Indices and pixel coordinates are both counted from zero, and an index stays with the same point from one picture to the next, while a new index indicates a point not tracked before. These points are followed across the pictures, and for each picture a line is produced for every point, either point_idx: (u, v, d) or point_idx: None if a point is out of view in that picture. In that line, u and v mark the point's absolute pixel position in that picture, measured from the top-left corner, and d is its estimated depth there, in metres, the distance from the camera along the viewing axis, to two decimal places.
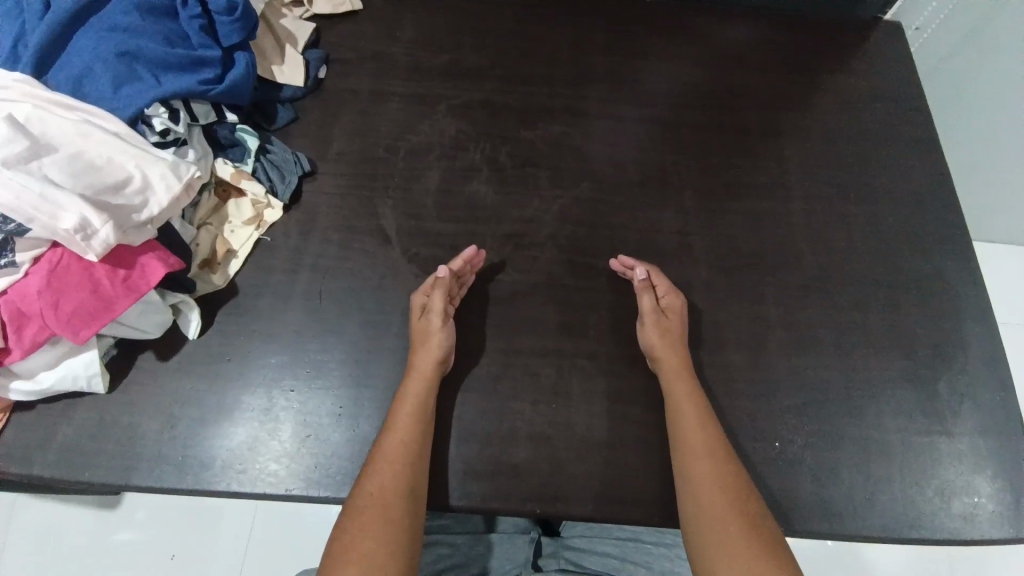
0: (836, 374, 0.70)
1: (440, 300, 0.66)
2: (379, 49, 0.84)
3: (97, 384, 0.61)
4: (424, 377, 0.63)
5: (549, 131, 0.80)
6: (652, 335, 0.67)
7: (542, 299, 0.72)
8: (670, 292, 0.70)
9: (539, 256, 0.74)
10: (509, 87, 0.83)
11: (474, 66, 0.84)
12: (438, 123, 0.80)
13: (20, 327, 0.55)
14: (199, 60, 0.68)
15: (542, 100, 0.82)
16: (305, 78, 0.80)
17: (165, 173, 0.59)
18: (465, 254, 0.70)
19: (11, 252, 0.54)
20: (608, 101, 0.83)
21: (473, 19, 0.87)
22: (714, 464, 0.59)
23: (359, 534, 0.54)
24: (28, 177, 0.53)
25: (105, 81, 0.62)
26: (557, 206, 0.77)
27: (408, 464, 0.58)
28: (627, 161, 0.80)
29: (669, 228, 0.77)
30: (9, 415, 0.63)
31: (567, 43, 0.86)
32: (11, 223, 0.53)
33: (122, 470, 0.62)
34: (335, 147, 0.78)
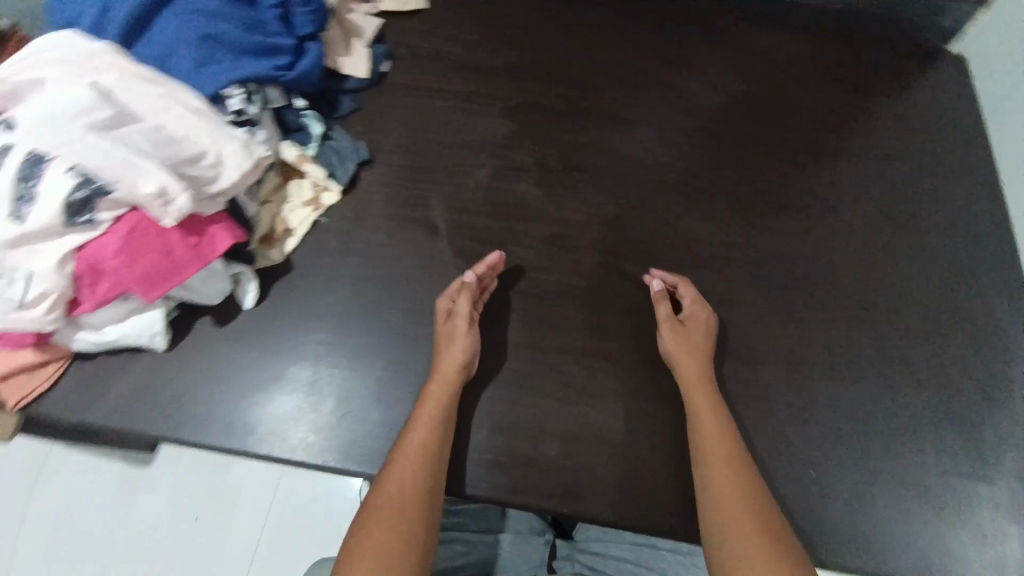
0: (873, 405, 0.70)
1: (466, 305, 0.67)
2: (440, 46, 0.87)
3: (158, 341, 0.65)
4: (448, 379, 0.65)
5: (599, 138, 0.82)
6: (674, 344, 0.67)
7: (580, 302, 0.73)
8: (698, 305, 0.70)
9: (581, 260, 0.75)
10: (563, 91, 0.84)
11: (527, 70, 0.86)
12: (492, 122, 0.82)
13: (94, 282, 0.57)
14: (276, 46, 0.71)
15: (591, 108, 0.84)
16: (369, 71, 0.83)
17: (237, 152, 0.63)
18: (488, 259, 0.71)
19: (93, 211, 0.56)
20: (660, 112, 0.84)
21: (530, 23, 0.89)
22: (729, 476, 0.59)
23: (376, 531, 0.55)
24: (116, 146, 0.56)
25: (189, 60, 0.67)
26: (602, 212, 0.78)
27: (428, 462, 0.60)
28: (676, 172, 0.80)
29: (714, 242, 0.77)
30: (70, 362, 0.67)
31: (624, 52, 0.87)
32: (95, 183, 0.55)
33: (174, 425, 0.65)
34: (392, 137, 0.81)
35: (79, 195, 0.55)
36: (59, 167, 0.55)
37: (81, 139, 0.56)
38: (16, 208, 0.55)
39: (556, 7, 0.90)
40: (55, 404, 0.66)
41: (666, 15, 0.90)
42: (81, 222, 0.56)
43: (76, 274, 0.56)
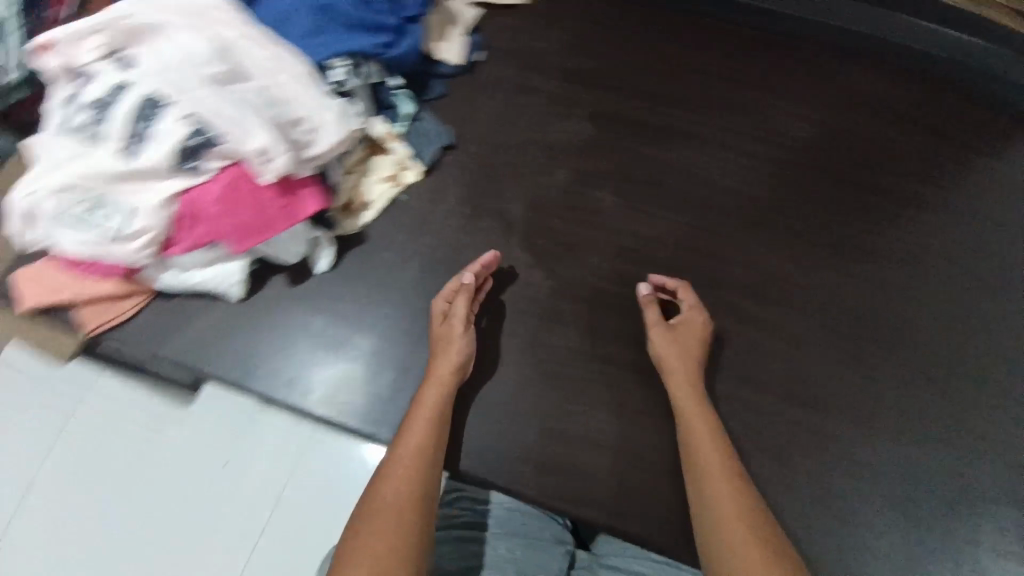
0: (903, 460, 0.72)
1: (462, 305, 0.69)
2: (536, 42, 0.87)
3: (234, 291, 0.67)
4: (443, 382, 0.66)
5: (683, 156, 0.81)
6: (667, 349, 0.68)
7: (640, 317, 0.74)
8: (695, 311, 0.70)
9: (647, 276, 0.76)
10: (653, 104, 0.84)
11: (615, 77, 0.85)
12: (578, 124, 0.82)
13: (190, 226, 0.60)
14: (384, 24, 0.73)
15: (674, 125, 0.83)
16: (461, 59, 0.84)
17: (336, 120, 0.65)
18: (482, 258, 0.71)
19: (201, 159, 0.59)
20: (748, 138, 0.82)
21: (631, 27, 0.87)
22: (727, 490, 0.58)
23: (371, 531, 0.53)
24: (227, 101, 0.59)
25: (301, 27, 0.70)
26: (675, 231, 0.78)
27: (424, 465, 0.59)
28: (754, 202, 0.80)
29: (779, 279, 0.77)
30: (155, 298, 0.73)
31: (722, 70, 0.85)
32: (207, 133, 0.58)
33: (241, 372, 0.72)
34: (477, 127, 0.82)
35: (190, 142, 0.58)
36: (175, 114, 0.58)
37: (195, 90, 0.59)
38: (128, 147, 0.58)
39: (660, 12, 0.88)
40: (136, 329, 0.73)
41: (767, 36, 0.86)
42: (188, 167, 0.59)
43: (175, 216, 0.59)
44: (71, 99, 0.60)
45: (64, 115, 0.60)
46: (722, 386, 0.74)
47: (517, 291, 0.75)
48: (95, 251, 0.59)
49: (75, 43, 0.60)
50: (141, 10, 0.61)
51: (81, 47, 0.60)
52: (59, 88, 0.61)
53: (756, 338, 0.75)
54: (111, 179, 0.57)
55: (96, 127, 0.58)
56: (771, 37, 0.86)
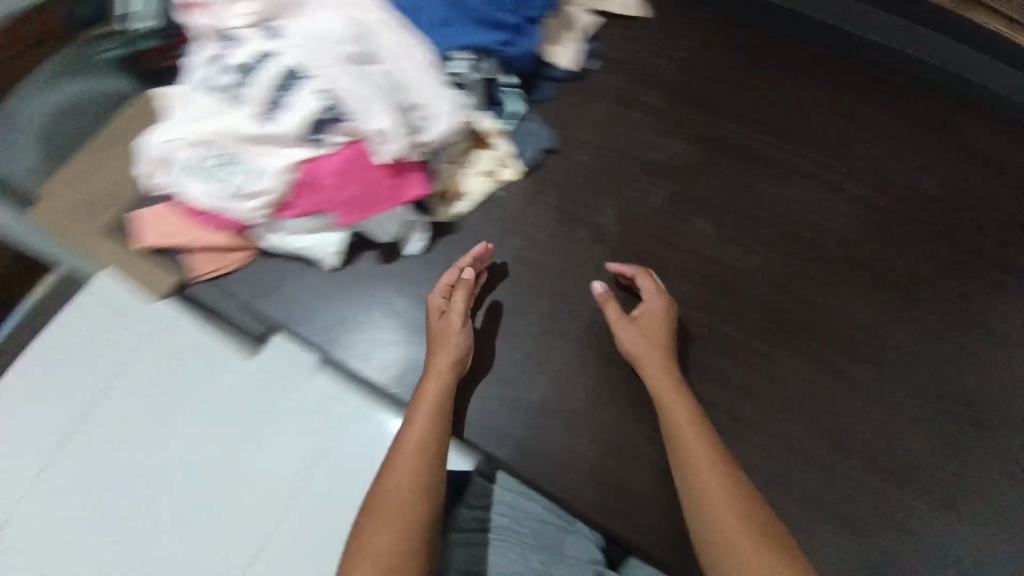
0: (983, 546, 0.67)
1: (461, 300, 0.71)
2: (652, 56, 0.87)
3: (328, 260, 0.70)
4: (443, 375, 0.68)
5: (785, 193, 0.80)
6: (635, 345, 0.69)
7: (716, 347, 0.76)
8: (654, 299, 0.71)
9: (730, 308, 0.77)
10: (762, 134, 0.82)
11: (728, 101, 0.84)
12: (683, 146, 0.83)
13: (306, 194, 0.65)
14: (506, 21, 0.74)
15: (779, 159, 0.81)
16: (574, 65, 0.85)
17: (451, 111, 0.67)
18: (474, 250, 0.74)
19: (327, 133, 0.63)
20: (857, 183, 0.79)
21: (751, 53, 0.86)
22: (718, 484, 0.57)
23: (377, 530, 0.56)
24: (357, 80, 0.62)
25: (430, 17, 0.72)
26: (765, 268, 0.78)
27: (425, 462, 0.61)
28: (853, 250, 0.77)
29: (869, 333, 0.75)
30: (257, 255, 0.78)
31: (841, 108, 0.82)
32: (337, 109, 0.62)
33: (326, 339, 0.77)
34: (581, 135, 0.84)
35: (321, 116, 0.62)
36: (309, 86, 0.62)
37: (330, 67, 0.62)
38: (263, 113, 0.62)
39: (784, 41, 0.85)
40: (237, 283, 0.78)
41: (899, 79, 0.82)
42: (313, 139, 0.63)
43: (294, 182, 0.64)
44: (215, 60, 0.64)
45: (210, 75, 0.64)
46: (791, 432, 0.72)
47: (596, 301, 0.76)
48: (218, 204, 0.65)
49: (226, 6, 0.64)
50: None
51: (232, 11, 0.64)
52: (207, 47, 0.65)
53: (831, 388, 0.73)
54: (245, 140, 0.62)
55: (236, 89, 0.63)
56: (905, 82, 0.82)
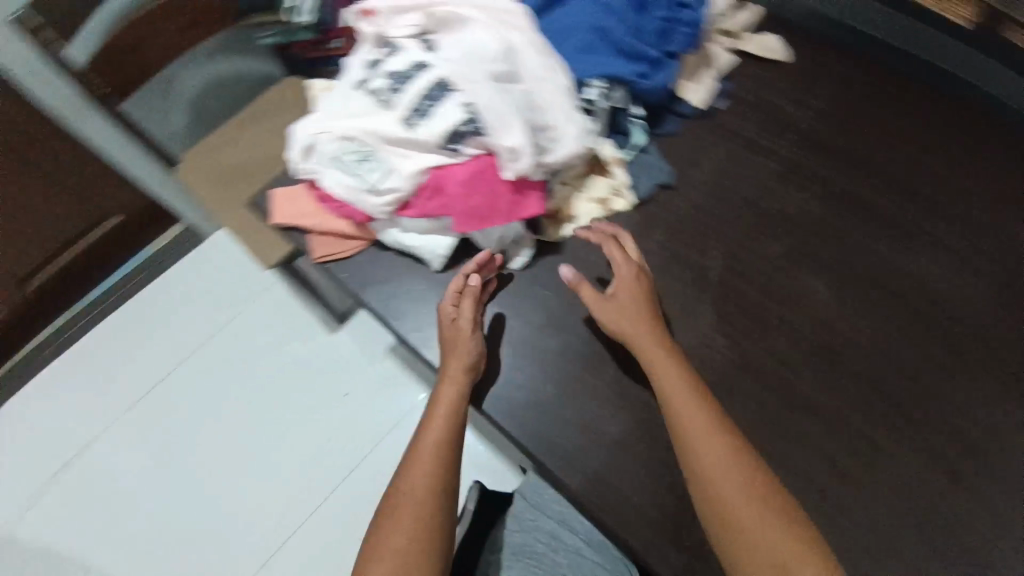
0: None
1: (469, 309, 0.74)
2: (785, 109, 0.89)
3: (436, 263, 0.77)
4: (456, 380, 0.71)
5: (903, 262, 0.80)
6: (619, 323, 0.72)
7: (808, 409, 0.74)
8: (622, 264, 0.75)
9: (828, 369, 0.75)
10: (886, 201, 0.83)
11: (853, 163, 0.85)
12: (804, 200, 0.84)
13: (430, 197, 0.68)
14: (647, 56, 0.76)
15: (900, 227, 0.82)
16: (704, 104, 0.88)
17: (576, 138, 0.69)
18: (477, 257, 0.77)
19: (462, 144, 0.66)
20: (978, 264, 0.79)
21: (884, 121, 0.87)
22: (717, 465, 0.62)
23: (390, 530, 0.63)
24: (498, 94, 0.65)
25: (575, 45, 0.74)
26: (870, 334, 0.77)
27: (437, 466, 0.67)
28: (966, 330, 0.76)
29: (971, 418, 0.73)
30: (369, 246, 0.82)
31: (969, 187, 0.83)
32: (475, 126, 0.65)
33: (421, 337, 0.78)
34: (700, 175, 0.86)
35: (461, 129, 0.65)
36: (455, 96, 0.65)
37: (476, 80, 0.65)
38: (409, 117, 0.66)
39: (919, 114, 0.87)
40: (349, 269, 0.81)
41: None
42: (449, 148, 0.66)
43: (421, 185, 0.68)
44: (375, 63, 0.70)
45: (368, 76, 0.70)
46: (875, 510, 0.70)
47: (693, 339, 0.77)
48: (348, 192, 0.69)
49: (397, 19, 0.71)
50: (454, 5, 0.70)
51: (400, 23, 0.70)
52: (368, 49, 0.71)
53: (926, 471, 0.71)
54: (387, 141, 0.67)
55: (389, 92, 0.68)
56: None
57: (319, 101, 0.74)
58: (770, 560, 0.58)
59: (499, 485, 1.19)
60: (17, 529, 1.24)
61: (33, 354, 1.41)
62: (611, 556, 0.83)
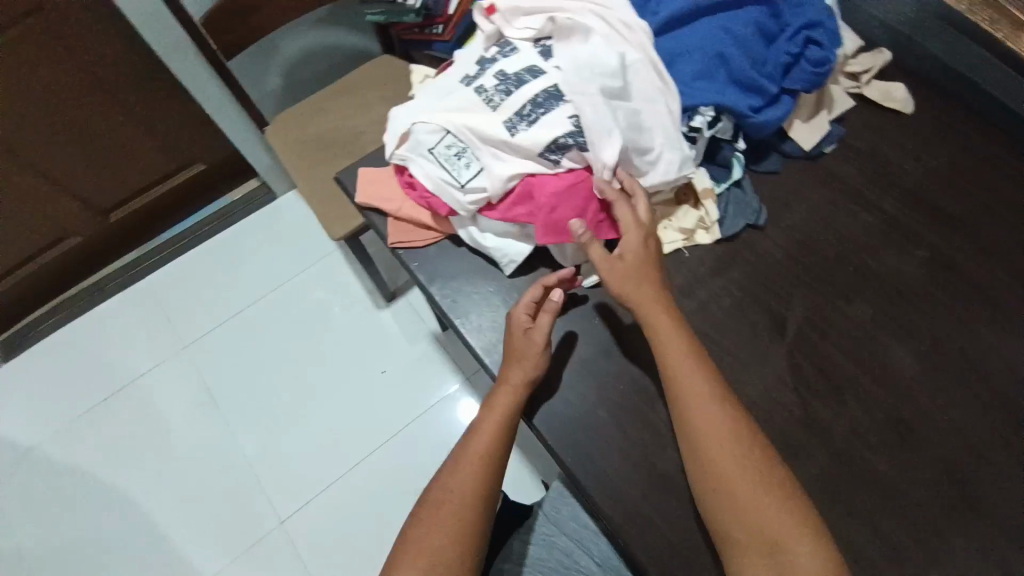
0: None
1: (546, 324, 0.71)
2: (898, 164, 0.84)
3: (507, 267, 0.76)
4: (515, 390, 0.70)
5: (1011, 349, 0.72)
6: (625, 291, 0.66)
7: (880, 490, 0.67)
8: (632, 229, 0.67)
9: (910, 450, 0.68)
10: (999, 279, 0.76)
11: (967, 232, 0.79)
12: (905, 263, 0.78)
13: (518, 202, 0.69)
14: (762, 89, 0.74)
15: (1010, 308, 0.74)
16: (812, 146, 0.84)
17: (672, 163, 0.69)
18: (560, 272, 0.74)
19: (563, 155, 0.67)
20: None
21: (1009, 192, 0.80)
22: (717, 448, 0.59)
23: (429, 529, 0.63)
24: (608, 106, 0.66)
25: (691, 70, 0.73)
26: (962, 420, 0.69)
27: (486, 471, 0.66)
28: None
29: None
30: (443, 239, 0.82)
31: None
32: (579, 137, 0.67)
33: (477, 336, 0.77)
34: (793, 220, 0.82)
35: (567, 141, 0.66)
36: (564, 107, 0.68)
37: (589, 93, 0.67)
38: (515, 122, 0.68)
39: None
40: (418, 257, 0.81)
41: None
42: (548, 159, 0.68)
43: (512, 189, 0.68)
44: (490, 61, 0.73)
45: (481, 72, 0.73)
46: None
47: (760, 389, 0.72)
48: (436, 185, 0.71)
49: (517, 22, 0.74)
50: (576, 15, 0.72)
51: (520, 26, 0.74)
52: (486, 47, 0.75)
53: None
54: (488, 140, 0.68)
55: (499, 94, 0.70)
56: None
57: (422, 90, 0.77)
58: (761, 539, 0.56)
59: (519, 494, 1.17)
60: (60, 443, 1.32)
61: (101, 282, 1.48)
62: None
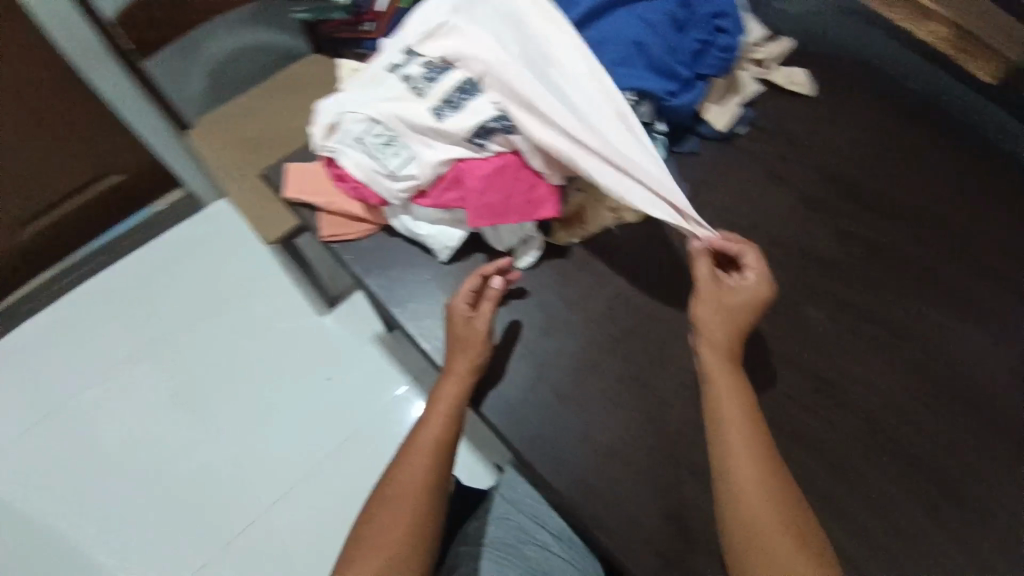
0: None
1: (488, 311, 0.73)
2: (803, 141, 0.90)
3: (442, 255, 0.77)
4: (460, 379, 0.71)
5: (910, 302, 0.79)
6: (710, 315, 0.69)
7: (799, 437, 0.72)
8: (753, 281, 0.69)
9: (822, 396, 0.75)
10: (898, 240, 0.83)
11: (871, 200, 0.85)
12: (813, 231, 0.84)
13: (448, 188, 0.72)
14: (677, 74, 0.78)
15: (936, 280, 0.80)
16: (725, 126, 0.89)
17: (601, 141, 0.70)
18: (499, 262, 0.76)
19: (490, 141, 0.70)
20: (983, 312, 0.78)
21: (903, 161, 0.87)
22: (745, 460, 0.62)
23: (380, 526, 0.63)
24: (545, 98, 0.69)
25: (611, 57, 0.76)
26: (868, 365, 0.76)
27: (435, 462, 0.67)
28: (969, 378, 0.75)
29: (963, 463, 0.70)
30: (377, 231, 0.82)
31: (983, 235, 0.82)
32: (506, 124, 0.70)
33: (417, 324, 0.78)
34: (712, 197, 0.87)
35: (492, 127, 0.69)
36: (498, 97, 0.70)
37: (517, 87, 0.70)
38: (442, 107, 0.71)
39: (940, 159, 0.87)
40: (353, 251, 0.81)
41: None
42: (476, 145, 0.71)
43: (443, 175, 0.71)
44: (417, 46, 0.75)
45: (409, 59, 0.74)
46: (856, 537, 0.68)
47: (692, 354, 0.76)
48: (367, 175, 0.73)
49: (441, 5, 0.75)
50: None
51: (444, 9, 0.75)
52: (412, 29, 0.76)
53: (921, 521, 0.68)
54: (416, 129, 0.71)
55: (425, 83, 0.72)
56: None
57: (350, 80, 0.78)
58: (765, 545, 0.58)
59: (471, 482, 1.19)
60: None
61: (14, 304, 1.39)
62: (579, 553, 0.82)
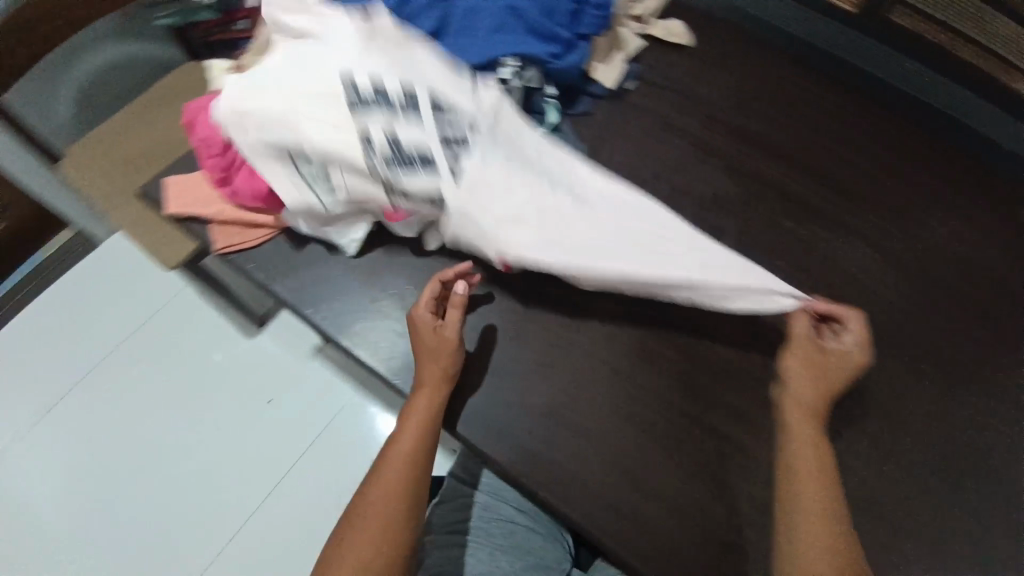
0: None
1: (455, 319, 0.71)
2: (688, 88, 0.93)
3: (350, 248, 0.77)
4: (434, 390, 0.68)
5: (806, 224, 0.83)
6: (801, 372, 0.69)
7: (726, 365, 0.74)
8: (857, 347, 0.69)
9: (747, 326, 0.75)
10: (787, 169, 0.87)
11: (757, 135, 0.89)
12: (710, 171, 0.87)
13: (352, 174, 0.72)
14: (557, 36, 0.79)
15: (823, 201, 0.84)
16: (615, 82, 0.91)
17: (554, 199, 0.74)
18: (458, 266, 0.74)
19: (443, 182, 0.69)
20: (871, 222, 0.83)
21: (780, 95, 0.92)
22: (813, 503, 0.62)
23: (355, 543, 0.63)
24: (497, 165, 0.70)
25: (489, 24, 0.77)
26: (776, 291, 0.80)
27: (410, 475, 0.66)
28: (865, 285, 0.79)
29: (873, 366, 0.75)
30: (276, 234, 0.79)
31: (861, 152, 0.87)
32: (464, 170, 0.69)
33: (333, 322, 0.76)
34: (611, 152, 0.88)
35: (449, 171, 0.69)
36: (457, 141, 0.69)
37: (464, 129, 0.70)
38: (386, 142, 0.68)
39: (813, 89, 0.92)
40: (254, 258, 0.78)
41: (916, 131, 0.88)
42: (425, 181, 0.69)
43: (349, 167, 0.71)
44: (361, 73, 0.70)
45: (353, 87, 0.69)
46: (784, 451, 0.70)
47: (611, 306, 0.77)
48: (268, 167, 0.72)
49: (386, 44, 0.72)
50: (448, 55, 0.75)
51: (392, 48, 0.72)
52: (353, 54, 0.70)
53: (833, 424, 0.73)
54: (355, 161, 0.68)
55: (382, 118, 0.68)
56: (921, 137, 0.88)
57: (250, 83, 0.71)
58: None
59: None
60: None
61: None
62: (543, 519, 0.85)
